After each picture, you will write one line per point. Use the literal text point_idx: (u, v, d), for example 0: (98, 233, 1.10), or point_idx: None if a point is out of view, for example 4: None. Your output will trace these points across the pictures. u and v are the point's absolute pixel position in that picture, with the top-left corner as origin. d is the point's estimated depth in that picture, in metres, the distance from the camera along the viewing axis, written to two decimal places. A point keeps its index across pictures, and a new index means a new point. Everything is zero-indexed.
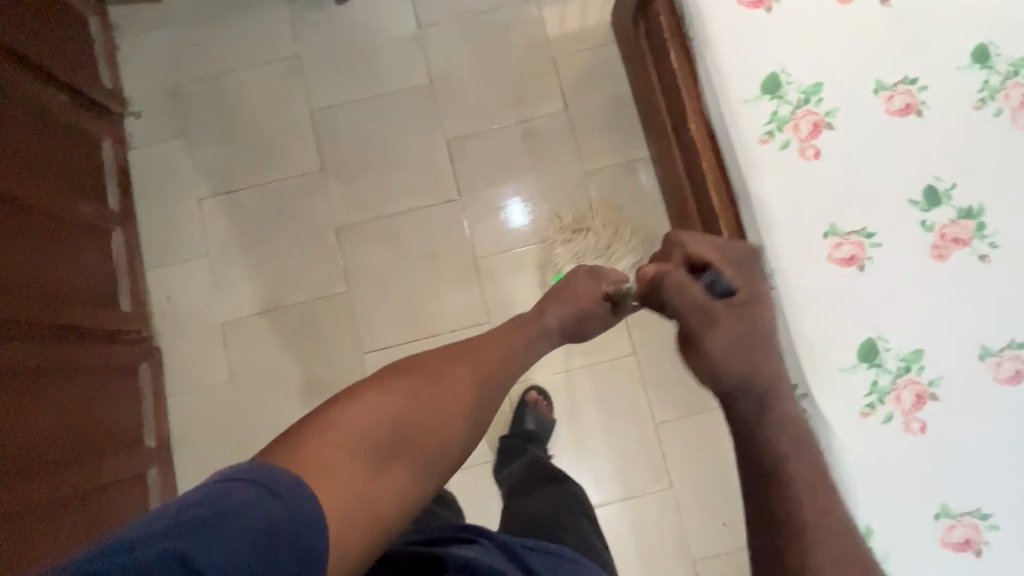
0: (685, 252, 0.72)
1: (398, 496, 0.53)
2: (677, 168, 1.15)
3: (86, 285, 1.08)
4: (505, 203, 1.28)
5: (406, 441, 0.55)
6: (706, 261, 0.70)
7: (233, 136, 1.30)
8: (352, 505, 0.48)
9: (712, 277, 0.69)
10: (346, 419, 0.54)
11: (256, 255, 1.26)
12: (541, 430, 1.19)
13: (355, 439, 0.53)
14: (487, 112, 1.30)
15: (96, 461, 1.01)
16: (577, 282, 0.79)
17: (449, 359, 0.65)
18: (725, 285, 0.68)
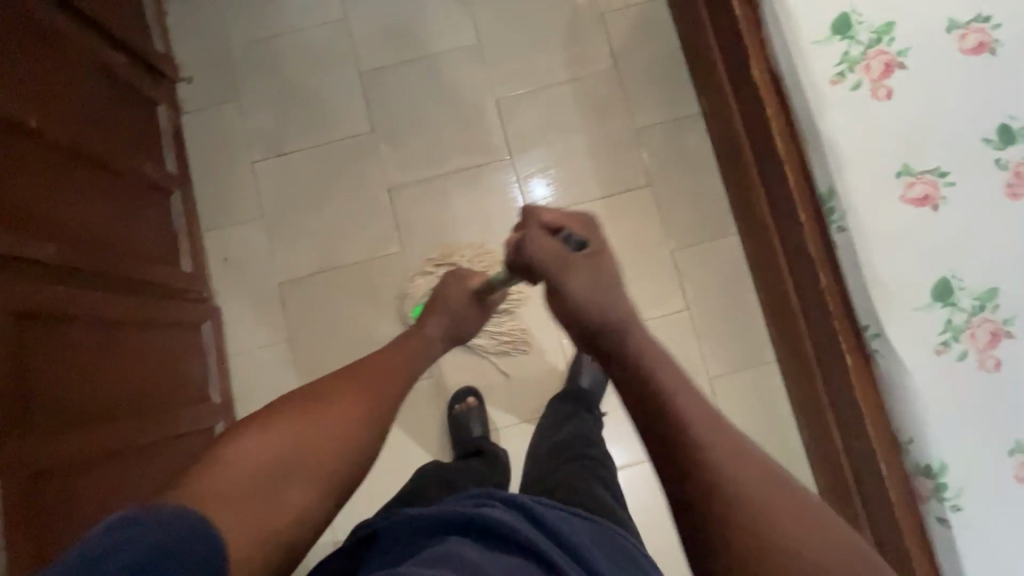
0: (539, 222, 0.72)
1: (293, 504, 0.60)
2: (734, 120, 1.14)
3: (151, 244, 1.10)
4: (530, 176, 1.28)
5: (300, 463, 0.63)
6: (557, 225, 0.71)
7: (283, 99, 1.31)
8: (243, 519, 0.55)
9: (570, 235, 0.69)
10: (241, 450, 0.60)
11: (310, 217, 1.28)
12: (595, 388, 1.18)
13: (251, 467, 0.60)
14: (536, 71, 1.30)
15: (172, 412, 1.04)
16: (451, 289, 0.94)
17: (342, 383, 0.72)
18: (575, 238, 0.69)
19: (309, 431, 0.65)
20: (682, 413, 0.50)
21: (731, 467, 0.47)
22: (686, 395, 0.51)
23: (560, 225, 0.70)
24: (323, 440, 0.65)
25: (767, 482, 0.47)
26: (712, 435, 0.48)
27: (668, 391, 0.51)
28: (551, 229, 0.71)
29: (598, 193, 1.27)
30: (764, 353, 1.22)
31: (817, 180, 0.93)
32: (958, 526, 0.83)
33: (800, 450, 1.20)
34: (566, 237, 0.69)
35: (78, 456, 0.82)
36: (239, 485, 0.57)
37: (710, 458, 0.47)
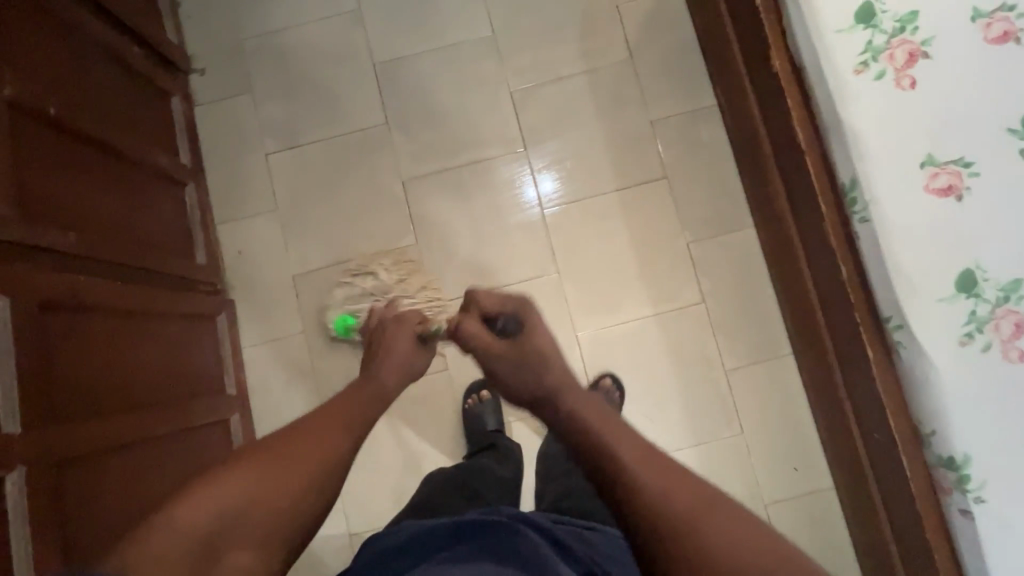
0: (479, 307, 0.81)
1: None
2: (752, 112, 1.14)
3: (165, 235, 1.10)
4: (537, 174, 1.27)
5: (244, 531, 0.56)
6: (495, 312, 0.79)
7: (295, 91, 1.30)
8: None
9: (504, 323, 0.77)
10: (174, 521, 0.54)
11: (324, 209, 1.27)
12: None
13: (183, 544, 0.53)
14: (550, 63, 1.29)
15: (190, 403, 1.03)
16: (387, 329, 0.86)
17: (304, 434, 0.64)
18: (509, 326, 0.77)
19: (254, 495, 0.58)
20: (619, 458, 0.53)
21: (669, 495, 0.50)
22: (622, 439, 0.55)
23: (495, 313, 0.79)
24: (268, 508, 0.58)
25: (702, 506, 0.50)
26: (649, 474, 0.52)
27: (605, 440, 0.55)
28: (488, 314, 0.80)
29: (614, 186, 1.26)
30: (780, 347, 1.22)
31: (840, 170, 0.92)
32: (981, 518, 0.82)
33: (817, 444, 1.20)
34: (499, 325, 0.78)
35: (98, 446, 0.81)
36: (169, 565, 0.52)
37: (652, 494, 0.51)
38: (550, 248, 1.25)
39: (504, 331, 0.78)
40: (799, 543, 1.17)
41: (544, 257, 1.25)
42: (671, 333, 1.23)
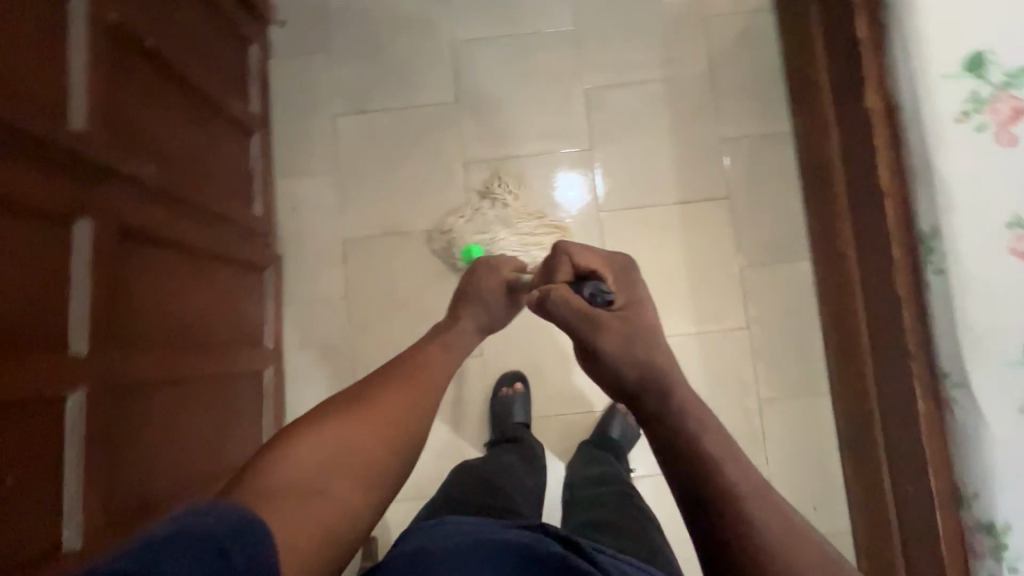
0: (571, 263, 0.65)
1: (350, 511, 0.57)
2: (830, 145, 1.12)
3: (228, 179, 1.10)
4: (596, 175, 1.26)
5: (348, 466, 0.59)
6: (590, 272, 0.64)
7: (371, 56, 1.29)
8: (313, 534, 0.51)
9: (595, 285, 0.63)
10: (289, 458, 0.56)
11: (383, 177, 1.27)
12: (626, 438, 1.17)
13: (290, 476, 0.55)
14: (630, 65, 1.28)
15: (230, 350, 1.04)
16: (479, 276, 0.84)
17: (381, 385, 0.67)
18: (603, 296, 0.62)
19: (349, 434, 0.61)
20: (729, 483, 0.45)
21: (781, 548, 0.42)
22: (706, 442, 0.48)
23: (592, 271, 0.65)
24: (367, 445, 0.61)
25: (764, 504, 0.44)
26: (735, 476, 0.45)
27: (697, 437, 0.48)
28: (576, 272, 0.65)
29: (676, 197, 1.25)
30: (819, 385, 1.21)
31: (920, 219, 0.90)
32: None
33: (840, 485, 1.19)
34: (589, 289, 0.63)
35: (152, 379, 0.83)
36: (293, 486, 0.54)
37: (769, 548, 0.42)
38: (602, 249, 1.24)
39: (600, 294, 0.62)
40: None
41: None
42: (711, 354, 1.22)
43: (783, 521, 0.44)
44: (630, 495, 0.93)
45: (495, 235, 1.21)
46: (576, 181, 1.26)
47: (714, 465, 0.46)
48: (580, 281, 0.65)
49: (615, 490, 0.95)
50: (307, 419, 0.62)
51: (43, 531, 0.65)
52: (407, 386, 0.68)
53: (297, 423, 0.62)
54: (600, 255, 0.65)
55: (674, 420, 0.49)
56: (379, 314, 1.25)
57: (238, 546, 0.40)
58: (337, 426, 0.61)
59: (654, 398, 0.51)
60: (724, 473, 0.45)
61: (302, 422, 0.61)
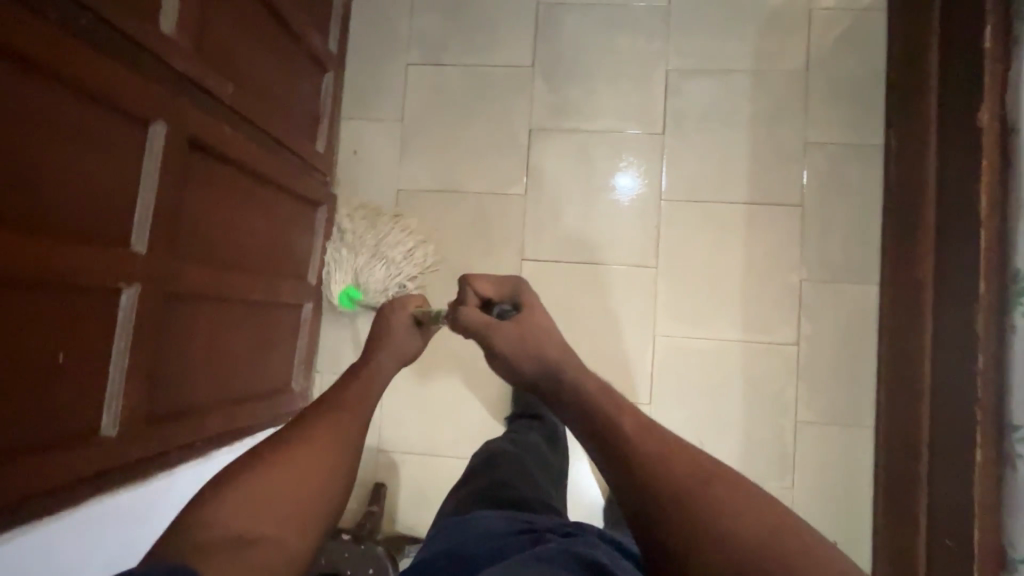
0: (473, 291, 0.71)
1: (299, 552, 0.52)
2: (928, 163, 1.03)
3: (297, 111, 1.11)
4: (662, 161, 1.20)
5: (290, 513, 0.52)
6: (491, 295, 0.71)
7: (453, 8, 1.27)
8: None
9: (500, 306, 0.69)
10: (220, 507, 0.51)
11: (447, 133, 1.25)
12: None
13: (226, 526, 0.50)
14: (719, 51, 1.20)
15: (277, 278, 1.06)
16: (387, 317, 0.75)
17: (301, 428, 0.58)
18: (508, 309, 0.68)
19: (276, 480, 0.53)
20: (613, 419, 0.48)
21: (693, 496, 0.42)
22: (604, 397, 0.50)
23: (494, 298, 0.71)
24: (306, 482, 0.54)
25: (648, 432, 0.46)
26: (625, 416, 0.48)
27: (603, 412, 0.49)
28: (479, 299, 0.71)
29: (745, 196, 1.18)
30: (865, 416, 1.13)
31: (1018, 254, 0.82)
32: None
33: (868, 524, 1.12)
34: (496, 309, 0.69)
35: (201, 289, 0.85)
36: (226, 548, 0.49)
37: (654, 462, 0.44)
38: (655, 238, 1.19)
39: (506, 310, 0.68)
40: None
41: (647, 244, 1.19)
42: (752, 367, 1.16)
43: (692, 468, 0.43)
44: None
45: (363, 266, 1.19)
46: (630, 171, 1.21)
47: (618, 430, 0.47)
48: (486, 306, 0.71)
49: None
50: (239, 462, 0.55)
51: (83, 410, 0.69)
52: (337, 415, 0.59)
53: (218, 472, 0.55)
54: (498, 282, 0.71)
55: (573, 397, 0.52)
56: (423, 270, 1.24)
57: None
58: (261, 475, 0.53)
59: (552, 388, 0.54)
60: (623, 436, 0.46)
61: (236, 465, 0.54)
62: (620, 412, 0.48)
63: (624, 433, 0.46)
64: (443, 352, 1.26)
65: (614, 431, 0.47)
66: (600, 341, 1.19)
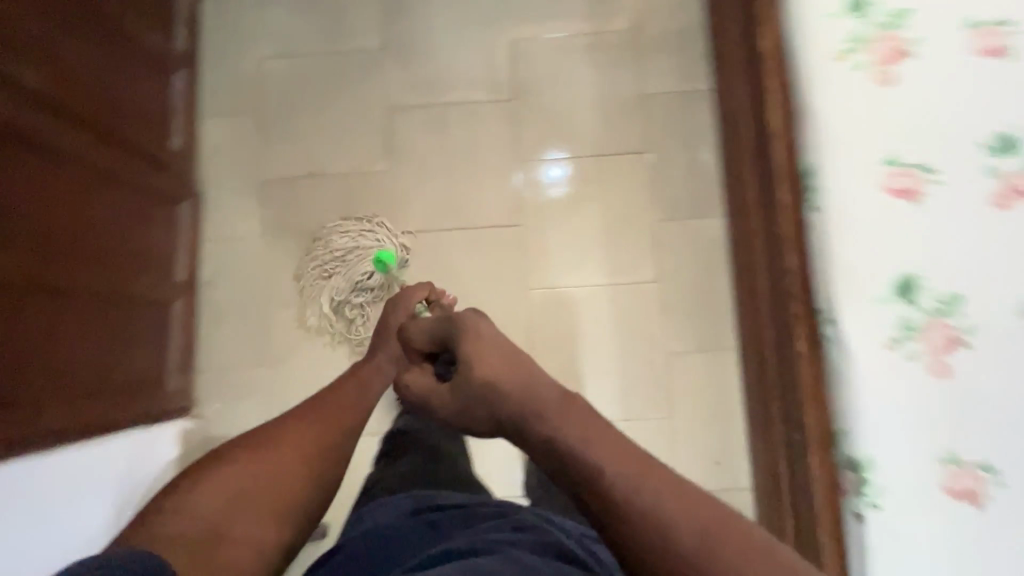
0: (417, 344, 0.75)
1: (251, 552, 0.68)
2: (739, 94, 1.11)
3: (141, 109, 1.12)
4: (517, 126, 1.27)
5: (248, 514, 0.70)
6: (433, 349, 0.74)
7: (299, 2, 1.32)
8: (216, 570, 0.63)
9: (444, 358, 0.74)
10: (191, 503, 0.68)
11: (307, 120, 1.29)
12: None
13: (192, 523, 0.65)
14: (555, 19, 1.29)
15: (123, 273, 1.05)
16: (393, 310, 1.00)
17: (280, 429, 0.80)
18: (445, 368, 0.73)
19: (248, 475, 0.73)
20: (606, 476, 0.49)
21: (707, 551, 0.45)
22: (601, 445, 0.51)
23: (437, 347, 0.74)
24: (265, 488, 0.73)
25: (649, 479, 0.49)
26: (618, 466, 0.49)
27: (594, 461, 0.50)
28: (427, 348, 0.75)
29: (594, 149, 1.26)
30: (727, 340, 1.20)
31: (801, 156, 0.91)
32: (872, 523, 0.81)
33: (741, 440, 1.18)
34: (440, 363, 0.74)
35: (25, 278, 0.84)
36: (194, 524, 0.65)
37: (676, 535, 0.46)
38: (517, 200, 1.25)
39: (447, 369, 0.73)
40: None
41: (509, 205, 1.25)
42: (618, 307, 1.22)
43: (698, 511, 0.47)
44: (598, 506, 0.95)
45: (356, 266, 1.21)
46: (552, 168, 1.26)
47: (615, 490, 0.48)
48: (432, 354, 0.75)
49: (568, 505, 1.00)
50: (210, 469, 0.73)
51: None
52: (307, 435, 0.81)
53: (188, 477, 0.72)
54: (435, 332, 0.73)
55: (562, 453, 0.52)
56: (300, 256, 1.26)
57: None
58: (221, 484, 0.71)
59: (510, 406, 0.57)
60: (620, 493, 0.48)
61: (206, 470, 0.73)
62: (606, 451, 0.50)
63: (630, 498, 0.48)
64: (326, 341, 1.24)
65: (612, 493, 0.48)
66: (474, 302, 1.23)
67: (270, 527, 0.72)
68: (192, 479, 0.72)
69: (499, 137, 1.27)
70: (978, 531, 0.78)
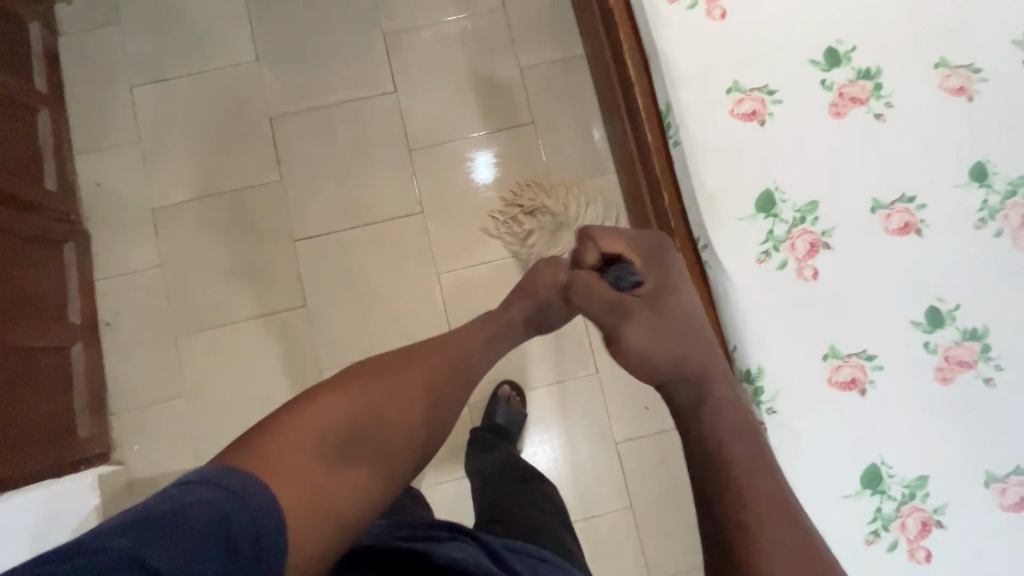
0: (598, 249, 0.74)
1: (359, 492, 0.57)
2: (603, 53, 1.16)
3: (9, 154, 1.07)
4: (406, 117, 1.29)
5: (369, 442, 0.60)
6: (617, 255, 0.74)
7: (164, 26, 1.30)
8: (311, 508, 0.52)
9: (620, 271, 0.73)
10: (315, 416, 0.59)
11: (191, 143, 1.27)
12: (511, 425, 1.18)
13: (305, 447, 0.56)
14: (426, 7, 1.31)
15: (17, 325, 1.00)
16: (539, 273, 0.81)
17: (404, 357, 0.69)
18: (628, 281, 0.72)
19: (371, 402, 0.63)
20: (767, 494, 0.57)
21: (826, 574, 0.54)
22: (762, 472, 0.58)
23: (617, 257, 0.74)
24: (387, 418, 0.63)
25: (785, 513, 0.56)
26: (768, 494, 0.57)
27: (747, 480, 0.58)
28: (610, 259, 0.74)
29: (482, 128, 1.29)
30: None
31: (658, 97, 0.95)
32: (772, 427, 0.85)
33: None
34: (619, 275, 0.73)
35: None
36: (303, 457, 0.55)
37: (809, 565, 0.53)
38: (415, 189, 1.27)
39: (625, 280, 0.73)
40: (645, 482, 1.20)
41: (408, 196, 1.26)
42: None
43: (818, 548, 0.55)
44: (541, 482, 1.00)
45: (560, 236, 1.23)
46: (476, 162, 1.28)
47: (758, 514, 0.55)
48: (608, 263, 0.74)
49: (522, 482, 1.00)
50: (345, 373, 0.65)
51: None
52: (435, 361, 0.70)
53: (307, 391, 0.62)
54: (624, 241, 0.74)
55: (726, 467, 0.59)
56: (205, 280, 1.24)
57: (239, 509, 0.45)
58: (330, 410, 0.60)
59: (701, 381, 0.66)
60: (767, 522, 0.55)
61: (338, 380, 0.64)
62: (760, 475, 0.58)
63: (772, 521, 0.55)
64: (246, 360, 1.22)
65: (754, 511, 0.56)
66: (390, 295, 1.24)
67: (376, 477, 0.59)
68: (305, 402, 0.60)
69: (390, 131, 1.28)
70: (861, 413, 0.85)
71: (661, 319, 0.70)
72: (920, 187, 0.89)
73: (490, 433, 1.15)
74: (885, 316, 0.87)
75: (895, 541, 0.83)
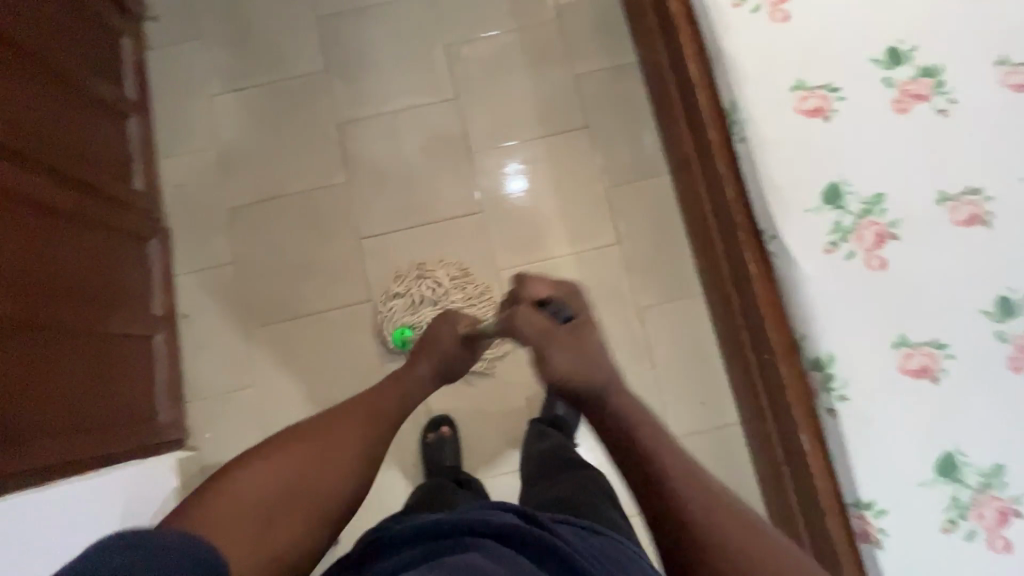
0: (530, 294, 0.82)
1: (296, 536, 0.67)
2: (659, 60, 1.21)
3: (104, 155, 1.16)
4: (465, 122, 1.34)
5: (304, 494, 0.70)
6: (546, 296, 0.80)
7: (241, 40, 1.39)
8: (256, 553, 0.62)
9: (556, 309, 0.79)
10: (249, 477, 0.68)
11: (264, 148, 1.35)
12: (569, 417, 1.20)
13: (241, 503, 0.65)
14: (484, 20, 1.38)
15: (108, 311, 1.07)
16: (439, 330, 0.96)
17: (333, 421, 0.78)
18: (565, 313, 0.78)
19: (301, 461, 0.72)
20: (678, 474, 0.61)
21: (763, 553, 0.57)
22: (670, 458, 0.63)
23: (548, 298, 0.80)
24: (314, 473, 0.72)
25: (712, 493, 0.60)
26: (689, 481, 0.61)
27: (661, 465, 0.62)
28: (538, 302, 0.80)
29: (539, 132, 1.34)
30: (694, 287, 1.27)
31: (722, 96, 0.99)
32: (843, 414, 0.87)
33: (722, 379, 1.24)
34: (550, 310, 0.79)
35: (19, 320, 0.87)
36: (242, 513, 0.64)
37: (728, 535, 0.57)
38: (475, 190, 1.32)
39: (556, 315, 0.78)
40: None
41: (468, 197, 1.32)
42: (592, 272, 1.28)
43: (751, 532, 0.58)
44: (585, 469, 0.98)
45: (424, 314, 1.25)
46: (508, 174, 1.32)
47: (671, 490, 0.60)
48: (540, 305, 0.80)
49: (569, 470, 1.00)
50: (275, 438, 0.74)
51: None
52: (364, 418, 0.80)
53: (235, 459, 0.70)
54: (550, 286, 0.82)
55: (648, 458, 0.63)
56: (275, 275, 1.30)
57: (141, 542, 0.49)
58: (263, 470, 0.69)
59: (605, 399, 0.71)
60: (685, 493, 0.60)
61: (270, 443, 0.73)
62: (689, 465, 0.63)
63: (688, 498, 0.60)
64: (314, 352, 1.27)
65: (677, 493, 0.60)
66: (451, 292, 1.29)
67: (303, 529, 0.68)
68: (240, 465, 0.69)
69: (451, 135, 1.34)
70: (934, 400, 0.86)
71: (583, 345, 0.75)
72: (987, 179, 0.91)
73: (545, 425, 1.17)
74: (954, 305, 0.88)
75: (973, 530, 0.83)
